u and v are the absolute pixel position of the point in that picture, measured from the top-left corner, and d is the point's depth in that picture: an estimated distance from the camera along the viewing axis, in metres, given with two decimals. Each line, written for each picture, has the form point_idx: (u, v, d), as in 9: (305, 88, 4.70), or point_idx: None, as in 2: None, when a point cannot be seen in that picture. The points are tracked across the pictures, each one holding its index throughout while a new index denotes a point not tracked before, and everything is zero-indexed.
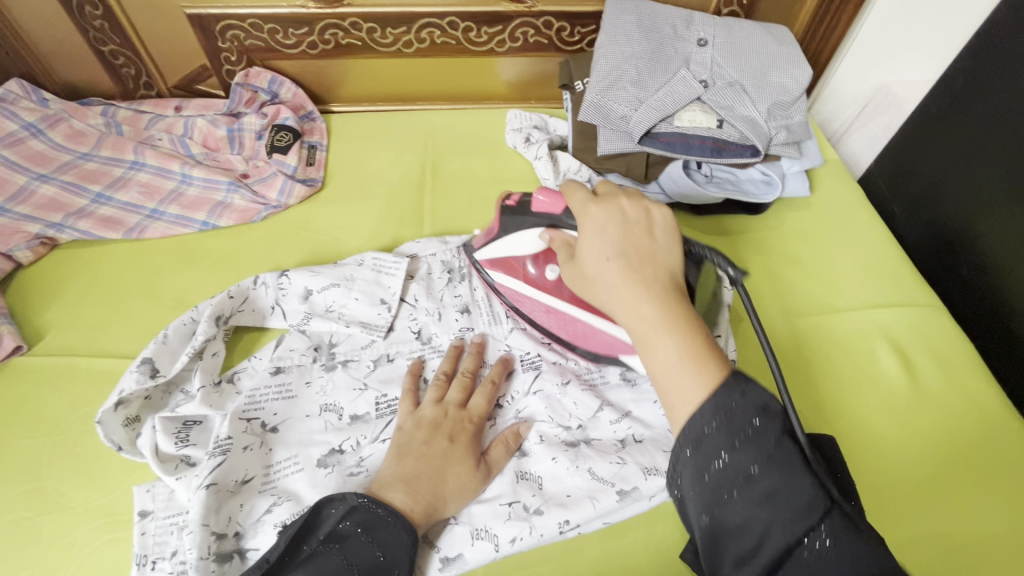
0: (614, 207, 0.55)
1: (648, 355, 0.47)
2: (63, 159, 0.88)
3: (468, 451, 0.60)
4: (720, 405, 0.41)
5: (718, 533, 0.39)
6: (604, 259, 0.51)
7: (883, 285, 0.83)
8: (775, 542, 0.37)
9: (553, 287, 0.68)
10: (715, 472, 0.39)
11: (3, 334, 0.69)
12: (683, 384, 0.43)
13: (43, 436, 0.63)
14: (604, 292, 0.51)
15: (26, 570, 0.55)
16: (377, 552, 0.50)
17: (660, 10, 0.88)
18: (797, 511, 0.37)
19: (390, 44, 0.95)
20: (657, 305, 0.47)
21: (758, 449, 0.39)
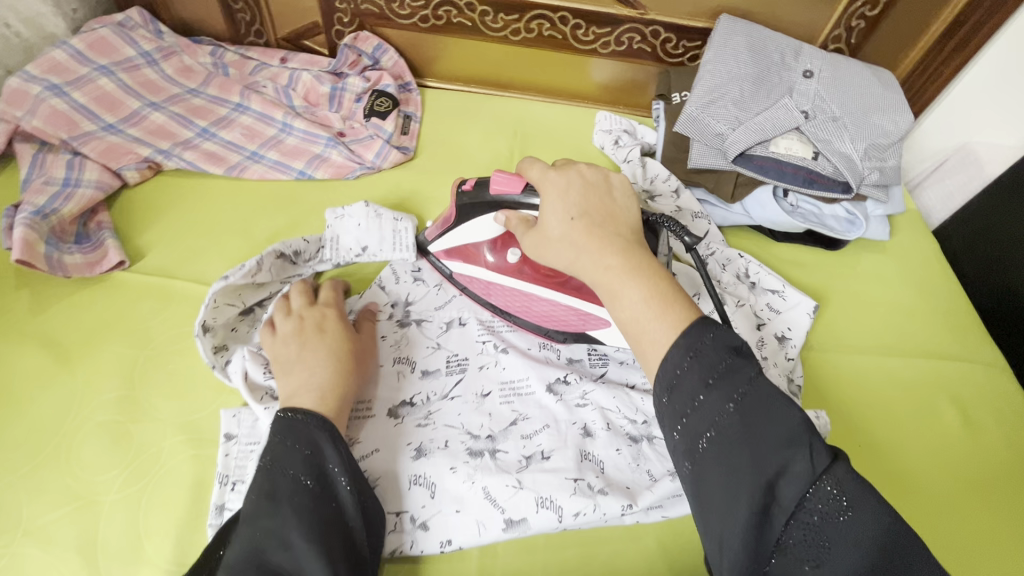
0: (572, 172, 0.57)
1: (617, 305, 0.50)
2: (172, 90, 0.91)
3: (337, 327, 0.64)
4: (691, 345, 0.45)
5: (703, 481, 0.42)
6: (569, 221, 0.54)
7: (951, 337, 0.83)
8: (754, 480, 0.40)
9: (514, 270, 0.69)
10: (695, 412, 0.43)
11: (109, 247, 0.71)
12: (651, 326, 0.47)
13: (139, 348, 0.65)
14: (566, 251, 0.53)
15: (115, 470, 0.57)
16: (303, 449, 0.51)
17: (770, 36, 0.89)
18: (774, 440, 0.41)
19: (498, 29, 0.97)
20: (620, 256, 0.51)
21: (732, 388, 0.43)
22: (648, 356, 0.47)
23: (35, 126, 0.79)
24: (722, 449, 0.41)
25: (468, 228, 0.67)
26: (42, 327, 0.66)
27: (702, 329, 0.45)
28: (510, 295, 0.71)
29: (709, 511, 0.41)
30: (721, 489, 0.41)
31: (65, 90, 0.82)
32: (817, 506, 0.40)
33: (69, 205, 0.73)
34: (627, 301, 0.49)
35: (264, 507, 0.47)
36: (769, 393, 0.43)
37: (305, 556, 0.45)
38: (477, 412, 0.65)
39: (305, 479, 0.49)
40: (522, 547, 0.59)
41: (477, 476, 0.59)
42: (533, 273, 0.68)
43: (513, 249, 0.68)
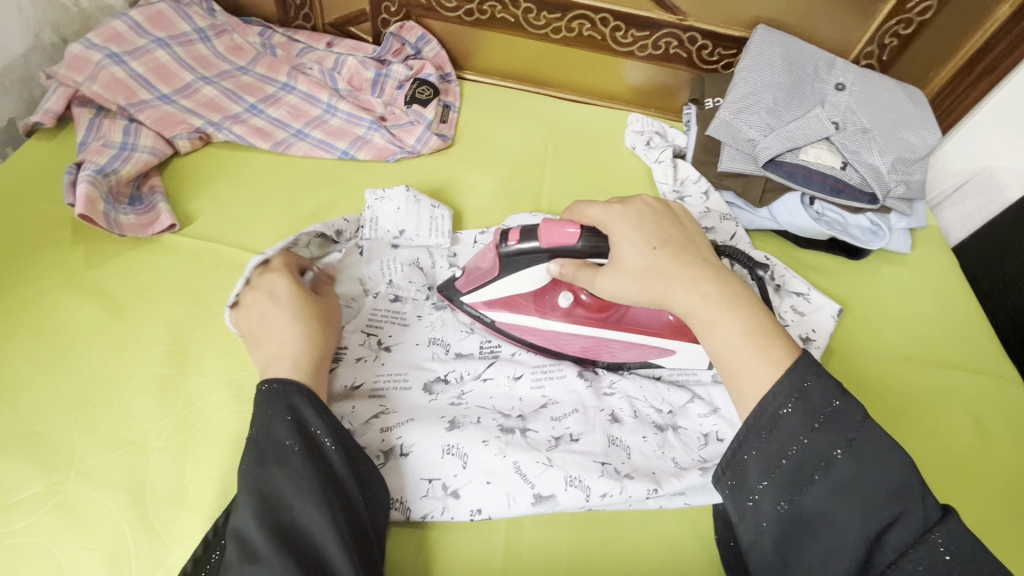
0: (639, 205, 0.59)
1: (715, 336, 0.51)
2: (222, 66, 0.94)
3: (295, 293, 0.64)
4: (794, 385, 0.45)
5: (799, 520, 0.44)
6: (652, 250, 0.55)
7: (966, 350, 0.85)
8: (859, 527, 0.42)
9: (565, 314, 0.68)
10: (798, 456, 0.44)
11: (162, 211, 0.74)
12: (751, 362, 0.48)
13: (188, 307, 0.68)
14: (657, 282, 0.54)
15: (164, 419, 0.60)
16: (284, 415, 0.52)
17: (805, 48, 0.92)
18: (884, 492, 0.42)
19: (540, 26, 1.00)
20: (714, 283, 0.53)
21: (839, 434, 0.43)
22: (744, 390, 0.47)
23: (95, 91, 0.82)
24: (826, 496, 0.43)
25: (519, 278, 0.65)
26: (97, 281, 0.69)
27: (804, 367, 0.45)
28: (564, 340, 0.70)
29: (808, 548, 0.43)
30: (823, 533, 0.43)
31: (123, 59, 0.85)
32: (930, 560, 0.40)
33: (127, 167, 0.76)
34: (728, 331, 0.50)
35: (255, 471, 0.48)
36: (881, 438, 0.43)
37: (304, 513, 0.46)
38: (508, 395, 0.68)
39: (291, 443, 0.50)
40: (548, 521, 0.61)
41: (508, 451, 0.61)
42: (587, 313, 0.68)
43: (563, 293, 0.68)
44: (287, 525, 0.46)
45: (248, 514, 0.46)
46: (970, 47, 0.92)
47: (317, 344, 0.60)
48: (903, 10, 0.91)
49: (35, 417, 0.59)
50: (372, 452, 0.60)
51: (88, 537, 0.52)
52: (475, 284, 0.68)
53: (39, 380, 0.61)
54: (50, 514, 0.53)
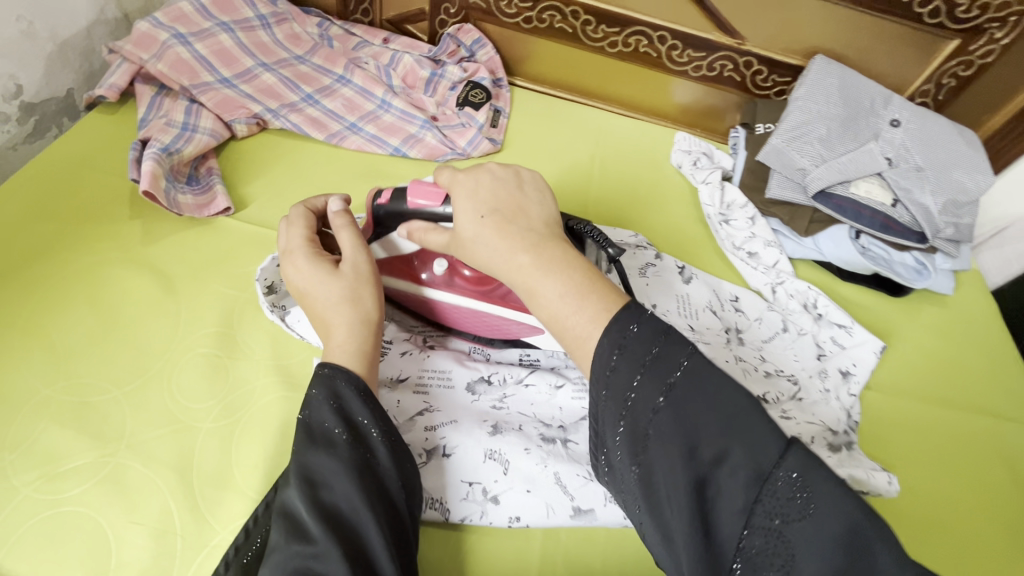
0: (483, 174, 0.55)
1: (536, 302, 0.48)
2: (281, 54, 0.94)
3: (317, 267, 0.56)
4: (614, 342, 0.44)
5: (647, 481, 0.42)
6: (478, 218, 0.51)
7: (1004, 397, 0.84)
8: (689, 472, 0.40)
9: (444, 282, 0.67)
10: (630, 408, 0.43)
11: (218, 193, 0.75)
12: (569, 317, 0.46)
13: (239, 290, 0.69)
14: (480, 251, 0.51)
15: (213, 399, 0.60)
16: (329, 400, 0.50)
17: (863, 82, 0.92)
18: (710, 429, 0.40)
19: (597, 39, 1.00)
20: (528, 252, 0.49)
21: (659, 381, 0.42)
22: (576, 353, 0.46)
23: (160, 70, 0.84)
24: (660, 450, 0.41)
25: (392, 244, 0.65)
26: (152, 257, 0.70)
27: (625, 319, 0.44)
28: (441, 306, 0.70)
29: (655, 506, 0.41)
30: (669, 492, 0.40)
31: (189, 40, 0.87)
32: (775, 506, 0.38)
33: (189, 148, 0.78)
34: (544, 297, 0.48)
35: (301, 453, 0.47)
36: (708, 377, 0.42)
37: (346, 505, 0.46)
38: (549, 403, 0.67)
39: (336, 432, 0.48)
40: (584, 536, 0.61)
41: (550, 461, 0.61)
42: (465, 285, 0.68)
43: (438, 260, 0.66)
44: (331, 507, 0.45)
45: (295, 496, 0.46)
46: None
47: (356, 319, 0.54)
48: (964, 52, 0.91)
49: (86, 387, 0.60)
50: (416, 449, 0.61)
51: (136, 512, 0.53)
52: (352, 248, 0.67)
53: (91, 351, 0.62)
54: (101, 486, 0.54)
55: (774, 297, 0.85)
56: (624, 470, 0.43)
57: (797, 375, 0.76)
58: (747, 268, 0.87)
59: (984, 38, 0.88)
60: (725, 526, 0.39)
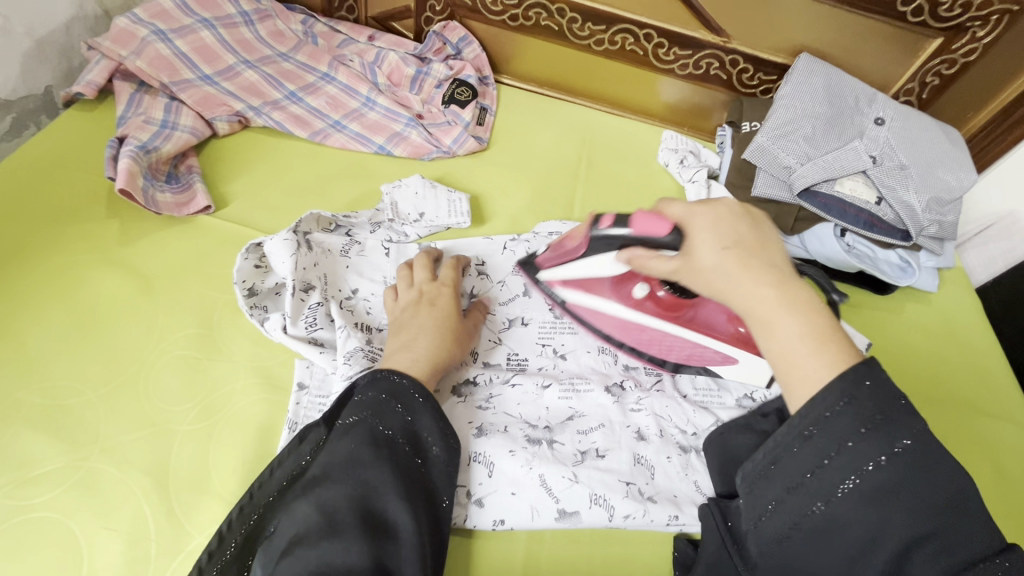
0: (721, 207, 0.52)
1: (770, 337, 0.46)
2: (264, 51, 0.93)
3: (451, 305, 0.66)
4: (846, 390, 0.42)
5: (831, 524, 0.41)
6: (720, 249, 0.49)
7: (986, 393, 0.85)
8: (894, 536, 0.40)
9: (637, 303, 0.68)
10: (838, 456, 0.41)
11: (199, 192, 0.74)
12: (806, 363, 0.44)
13: (219, 290, 0.68)
14: (721, 284, 0.49)
15: (191, 401, 0.59)
16: (402, 412, 0.53)
17: (847, 80, 0.92)
18: (929, 506, 0.40)
19: (584, 37, 1.00)
20: (776, 288, 0.47)
21: (885, 441, 0.40)
22: (796, 389, 0.44)
23: (139, 67, 0.82)
24: (856, 503, 0.40)
25: (595, 266, 0.65)
26: (129, 257, 0.69)
27: (862, 372, 0.42)
28: (627, 330, 0.70)
29: (820, 543, 0.42)
30: (853, 539, 0.41)
31: (169, 37, 0.86)
32: None
33: (167, 146, 0.76)
34: (785, 335, 0.45)
35: (365, 455, 0.49)
36: (931, 452, 0.41)
37: (404, 509, 0.48)
38: (535, 404, 0.67)
39: (402, 442, 0.51)
40: (568, 537, 0.60)
41: (535, 463, 0.61)
42: (655, 308, 0.68)
43: (640, 284, 0.67)
44: (377, 513, 0.47)
45: (347, 492, 0.47)
46: (1011, 93, 0.91)
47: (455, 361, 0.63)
48: (947, 50, 0.91)
49: (60, 389, 0.58)
50: None
51: (110, 517, 0.52)
52: (556, 262, 0.68)
53: (65, 353, 0.61)
54: (73, 490, 0.53)
55: None
56: (803, 509, 0.42)
57: None
58: None
59: (966, 37, 0.89)
60: None
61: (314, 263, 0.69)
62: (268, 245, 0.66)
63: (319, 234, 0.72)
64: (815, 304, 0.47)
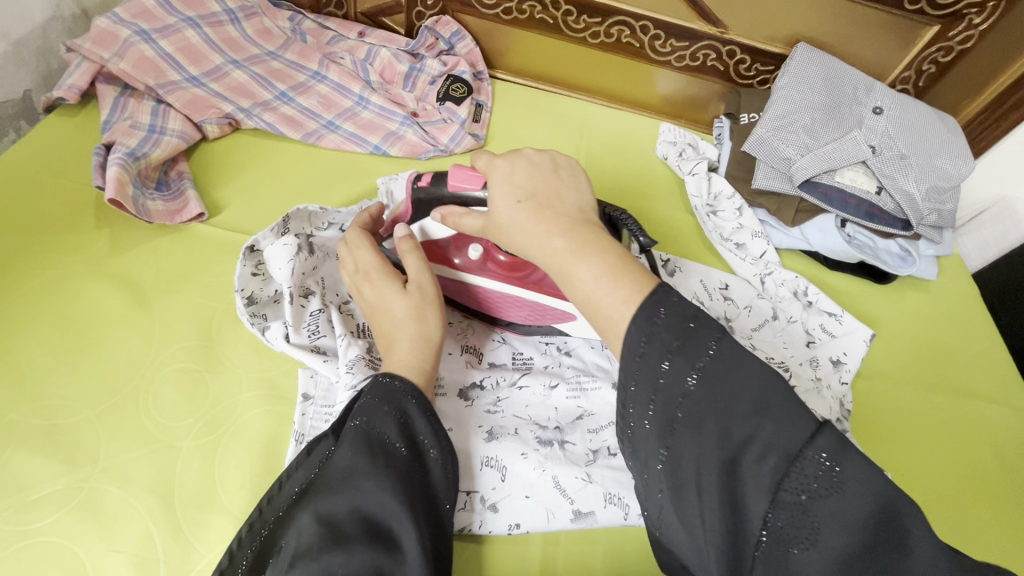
0: (519, 159, 0.56)
1: (570, 284, 0.49)
2: (252, 51, 0.90)
3: (391, 287, 0.59)
4: (643, 325, 0.43)
5: (676, 465, 0.41)
6: (515, 202, 0.53)
7: (986, 379, 0.85)
8: (722, 454, 0.39)
9: (477, 266, 0.68)
10: (663, 386, 0.42)
11: (191, 199, 0.72)
12: (607, 295, 0.46)
13: (217, 300, 0.66)
14: (518, 234, 0.52)
15: (193, 415, 0.58)
16: (394, 414, 0.51)
17: (846, 69, 0.92)
18: (739, 410, 0.39)
19: (579, 30, 0.98)
20: (566, 235, 0.49)
21: (689, 360, 0.41)
22: (605, 331, 0.46)
23: (123, 69, 0.80)
24: (686, 433, 0.40)
25: (429, 228, 0.65)
26: (122, 269, 0.67)
27: (657, 300, 0.44)
28: (475, 293, 0.70)
29: (682, 495, 0.40)
30: (695, 470, 0.40)
31: (153, 37, 0.83)
32: (805, 483, 0.37)
33: (157, 151, 0.74)
34: (583, 279, 0.47)
35: (362, 463, 0.47)
36: (735, 355, 0.41)
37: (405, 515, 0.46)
38: (543, 404, 0.66)
39: (399, 446, 0.49)
40: (584, 538, 0.60)
41: (548, 465, 0.60)
42: (498, 270, 0.68)
43: (475, 245, 0.67)
44: (374, 522, 0.45)
45: (347, 501, 0.45)
46: (1006, 80, 0.91)
47: (426, 338, 0.57)
48: (943, 38, 0.91)
49: (56, 409, 0.56)
50: None
51: (115, 540, 0.50)
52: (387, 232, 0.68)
53: (61, 371, 0.59)
54: (75, 513, 0.51)
55: (763, 287, 0.85)
56: (652, 458, 0.42)
57: (788, 362, 0.76)
58: (736, 259, 0.87)
59: (963, 25, 0.89)
60: (753, 503, 0.38)
61: (312, 267, 0.67)
62: (266, 250, 0.64)
63: (319, 237, 0.70)
64: (616, 248, 0.49)
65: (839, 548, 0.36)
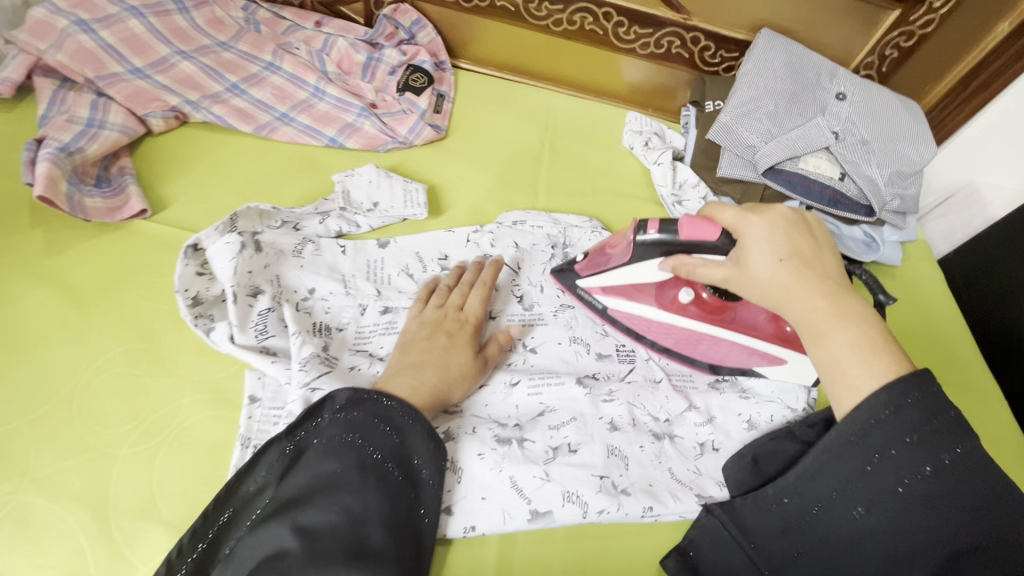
0: (774, 214, 0.54)
1: (821, 343, 0.49)
2: (202, 41, 0.86)
3: (467, 344, 0.63)
4: (892, 399, 0.44)
5: (868, 527, 0.45)
6: (778, 260, 0.51)
7: (947, 365, 0.85)
8: (935, 542, 0.43)
9: (680, 307, 0.69)
10: (880, 462, 0.44)
11: (133, 195, 0.69)
12: (860, 372, 0.47)
13: (159, 301, 0.63)
14: (777, 293, 0.51)
15: (133, 422, 0.55)
16: (391, 434, 0.51)
17: (808, 55, 0.91)
18: (967, 507, 0.43)
19: (541, 18, 0.96)
20: (827, 298, 0.50)
21: (933, 454, 0.43)
22: (841, 395, 0.47)
23: (60, 61, 0.76)
24: (886, 506, 0.44)
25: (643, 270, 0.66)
26: (57, 269, 0.64)
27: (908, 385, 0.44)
28: (665, 331, 0.70)
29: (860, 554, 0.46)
30: (881, 539, 0.45)
31: (92, 27, 0.79)
32: None
33: (93, 146, 0.71)
34: (835, 343, 0.48)
35: (353, 480, 0.47)
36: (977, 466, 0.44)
37: (389, 536, 0.46)
38: (505, 402, 0.65)
39: (391, 467, 0.49)
40: (542, 536, 0.58)
41: (505, 465, 0.59)
42: (699, 311, 0.68)
43: (685, 288, 0.68)
44: (358, 542, 0.44)
45: (331, 518, 0.44)
46: (967, 63, 0.91)
47: (438, 393, 0.57)
48: (905, 23, 0.90)
49: None
50: None
51: (46, 554, 0.48)
52: (599, 268, 0.68)
53: None
54: (3, 526, 0.49)
55: None
56: (842, 510, 0.46)
57: None
58: None
59: (923, 9, 0.88)
60: None
61: (263, 265, 0.65)
62: (209, 249, 0.62)
63: (269, 233, 0.68)
64: (868, 316, 0.49)
65: None
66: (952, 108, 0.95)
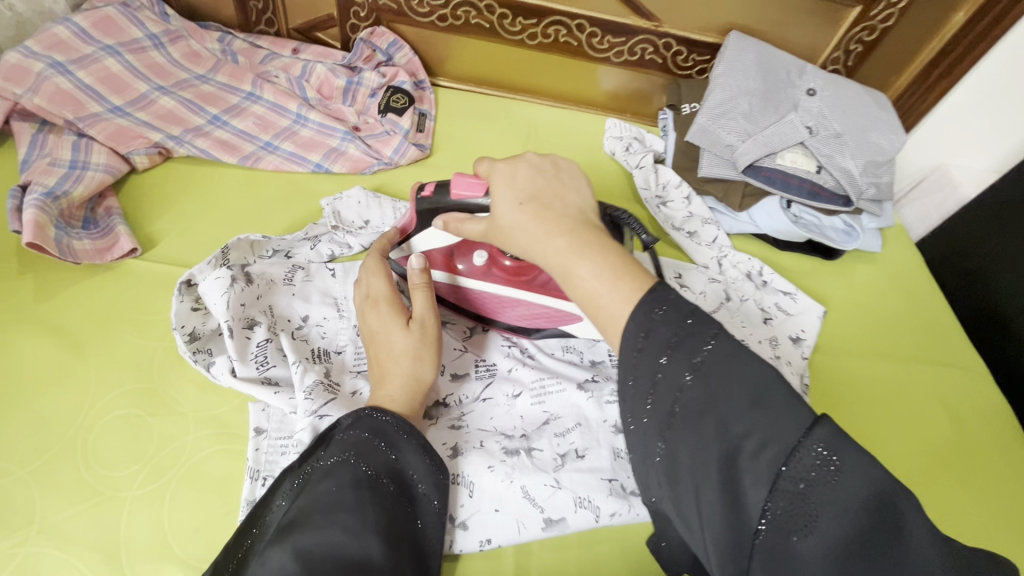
0: (522, 162, 0.53)
1: (570, 282, 0.46)
2: (180, 75, 0.87)
3: (391, 323, 0.59)
4: (641, 321, 0.41)
5: (673, 462, 0.38)
6: (516, 205, 0.49)
7: (933, 342, 0.88)
8: (725, 449, 0.37)
9: (481, 272, 0.68)
10: (659, 382, 0.40)
11: (122, 234, 0.69)
12: (606, 297, 0.43)
13: (157, 340, 0.63)
14: (519, 237, 0.49)
15: (136, 464, 0.55)
16: (385, 450, 0.51)
17: (777, 54, 0.94)
18: (739, 403, 0.37)
19: (515, 32, 0.98)
20: (569, 235, 0.46)
21: (688, 358, 0.39)
22: (607, 328, 0.43)
23: (38, 105, 0.76)
24: (676, 429, 0.38)
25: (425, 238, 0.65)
26: (50, 315, 0.63)
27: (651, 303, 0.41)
28: (484, 299, 0.70)
29: (680, 491, 0.38)
30: (687, 467, 0.38)
31: (69, 68, 0.79)
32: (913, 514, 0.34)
33: (79, 188, 0.71)
34: (583, 280, 0.44)
35: (350, 498, 0.46)
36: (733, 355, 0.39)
37: (388, 550, 0.45)
38: (509, 414, 0.65)
39: (387, 482, 0.49)
40: (556, 545, 0.59)
41: (515, 476, 0.60)
42: (503, 275, 0.68)
43: (479, 252, 0.67)
44: (354, 559, 0.43)
45: (327, 539, 0.43)
46: (929, 51, 0.95)
47: (413, 390, 0.56)
48: (867, 18, 0.94)
49: None
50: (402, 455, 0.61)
51: None
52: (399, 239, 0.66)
53: None
54: None
55: (720, 270, 0.86)
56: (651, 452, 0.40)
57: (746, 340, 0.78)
58: (692, 246, 0.88)
59: (882, 4, 0.92)
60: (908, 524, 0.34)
61: (256, 296, 0.65)
62: (202, 285, 0.62)
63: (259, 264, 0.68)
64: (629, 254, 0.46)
65: (836, 535, 0.34)
66: (916, 98, 0.99)
